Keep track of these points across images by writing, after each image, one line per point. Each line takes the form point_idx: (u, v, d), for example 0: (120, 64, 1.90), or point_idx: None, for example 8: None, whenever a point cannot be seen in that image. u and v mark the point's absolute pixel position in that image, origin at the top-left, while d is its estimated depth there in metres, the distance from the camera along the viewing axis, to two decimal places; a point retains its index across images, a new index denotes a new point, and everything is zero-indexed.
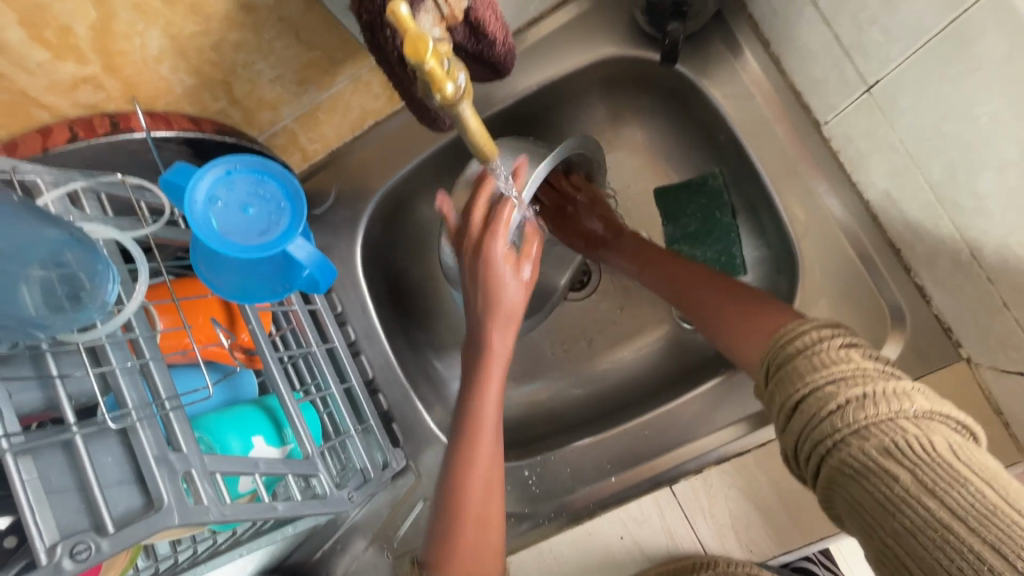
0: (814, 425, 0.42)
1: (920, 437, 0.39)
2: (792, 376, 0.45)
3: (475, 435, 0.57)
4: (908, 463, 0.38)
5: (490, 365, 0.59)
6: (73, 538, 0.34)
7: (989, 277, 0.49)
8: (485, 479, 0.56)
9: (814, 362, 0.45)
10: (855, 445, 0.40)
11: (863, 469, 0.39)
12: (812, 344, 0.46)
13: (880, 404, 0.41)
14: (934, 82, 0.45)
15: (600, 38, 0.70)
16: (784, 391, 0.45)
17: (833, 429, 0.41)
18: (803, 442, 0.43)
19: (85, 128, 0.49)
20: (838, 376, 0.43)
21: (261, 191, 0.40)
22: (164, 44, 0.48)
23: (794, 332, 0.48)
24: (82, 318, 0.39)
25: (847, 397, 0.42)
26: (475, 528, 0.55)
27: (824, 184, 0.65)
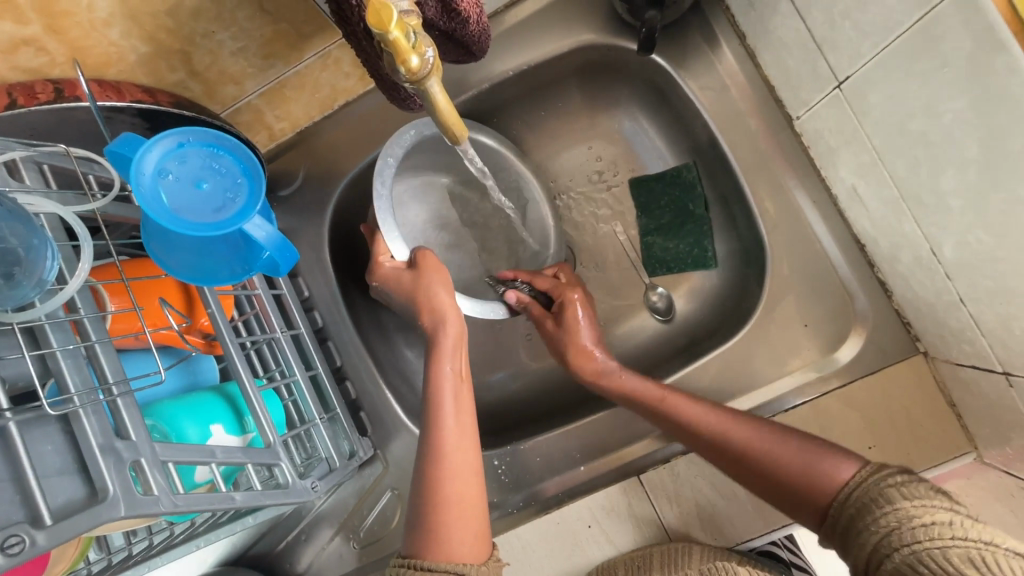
0: (882, 542, 0.46)
1: (1008, 564, 0.42)
2: (872, 507, 0.48)
3: (438, 408, 0.57)
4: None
5: (442, 342, 0.60)
6: (6, 531, 0.33)
7: (947, 273, 0.51)
8: (454, 438, 0.57)
9: (893, 494, 0.48)
10: (937, 553, 0.43)
11: (938, 572, 0.43)
12: (897, 482, 0.49)
13: (964, 534, 0.44)
14: (901, 78, 0.45)
15: (579, 23, 0.69)
16: (864, 522, 0.48)
17: (911, 542, 0.45)
18: (873, 552, 0.47)
19: (24, 94, 0.45)
20: (917, 502, 0.47)
21: (216, 166, 0.37)
22: (113, 7, 0.45)
23: (878, 477, 0.50)
24: (16, 296, 0.37)
25: (925, 520, 0.45)
26: (460, 484, 0.55)
27: (794, 178, 0.66)
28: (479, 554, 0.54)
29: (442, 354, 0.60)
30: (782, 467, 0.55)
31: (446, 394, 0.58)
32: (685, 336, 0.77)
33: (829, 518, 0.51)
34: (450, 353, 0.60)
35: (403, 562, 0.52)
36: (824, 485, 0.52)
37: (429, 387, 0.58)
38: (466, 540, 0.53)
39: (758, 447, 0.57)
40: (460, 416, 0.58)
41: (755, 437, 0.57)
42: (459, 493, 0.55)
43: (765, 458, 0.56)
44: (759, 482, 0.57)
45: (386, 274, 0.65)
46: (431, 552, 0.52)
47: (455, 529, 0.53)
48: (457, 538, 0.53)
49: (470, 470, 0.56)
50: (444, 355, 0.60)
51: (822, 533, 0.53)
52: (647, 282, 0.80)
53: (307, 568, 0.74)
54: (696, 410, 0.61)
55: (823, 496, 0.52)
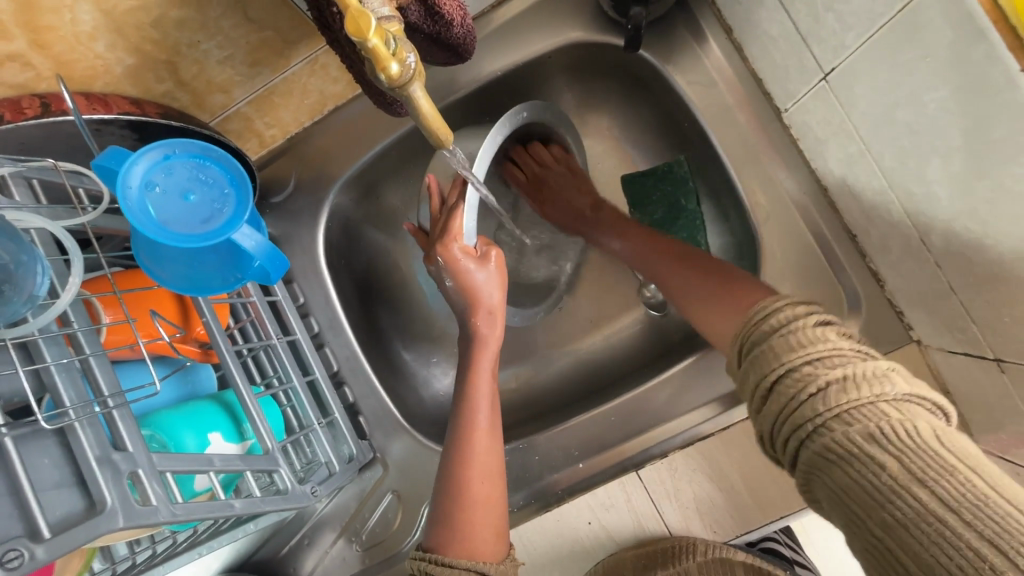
0: (790, 408, 0.41)
1: (903, 421, 0.38)
2: (777, 347, 0.44)
3: (473, 408, 0.58)
4: (897, 449, 0.37)
5: (481, 345, 0.62)
6: (5, 546, 0.34)
7: (936, 262, 0.51)
8: (487, 440, 0.58)
9: (791, 342, 0.43)
10: (838, 429, 0.39)
11: (846, 456, 0.38)
12: (792, 317, 0.45)
13: (862, 387, 0.39)
14: (885, 69, 0.45)
15: (565, 22, 0.69)
16: (763, 369, 0.44)
17: (814, 411, 0.40)
18: (787, 425, 0.42)
19: (11, 109, 0.45)
20: (818, 356, 0.41)
21: (203, 177, 0.37)
22: (97, 20, 0.45)
23: (769, 310, 0.47)
24: (8, 313, 0.37)
25: (823, 381, 0.40)
26: (485, 483, 0.56)
27: (784, 171, 0.66)
28: (496, 551, 0.54)
29: (481, 353, 0.62)
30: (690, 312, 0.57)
31: (480, 393, 0.59)
32: (681, 330, 0.77)
33: (735, 347, 0.49)
34: (490, 351, 0.62)
35: (424, 557, 0.53)
36: (718, 336, 0.54)
37: (464, 384, 0.60)
38: (489, 538, 0.54)
39: (683, 277, 0.60)
40: (492, 417, 0.59)
41: (693, 270, 0.60)
42: (484, 493, 0.55)
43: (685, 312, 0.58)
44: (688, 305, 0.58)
45: (458, 266, 0.61)
46: (453, 549, 0.53)
47: (478, 527, 0.54)
48: (476, 535, 0.53)
49: (494, 467, 0.57)
50: (482, 353, 0.62)
51: (732, 369, 0.50)
52: (642, 277, 0.80)
53: (312, 572, 0.74)
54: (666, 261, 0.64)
55: (724, 342, 0.52)
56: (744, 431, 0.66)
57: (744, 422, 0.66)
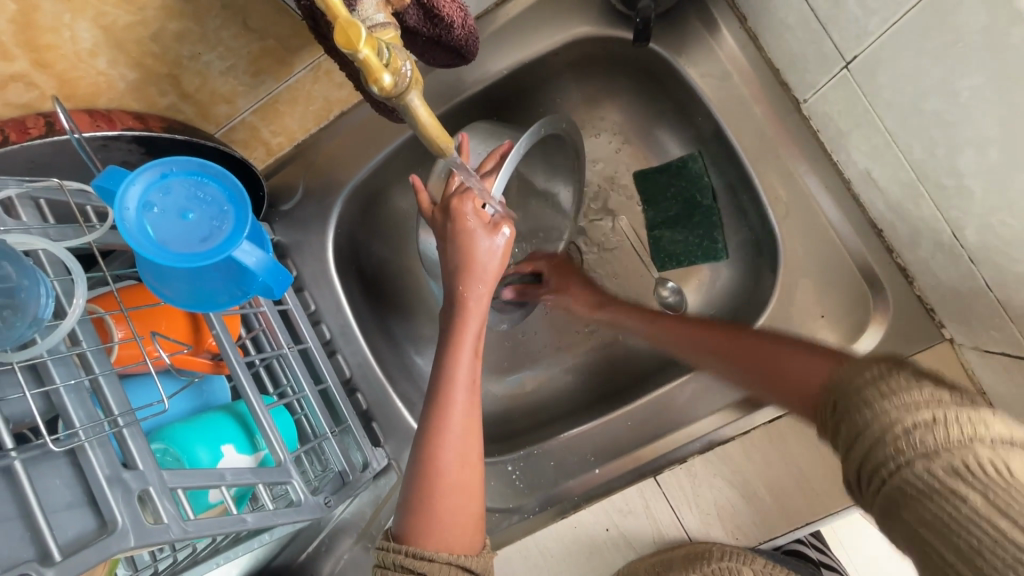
0: (872, 450, 0.39)
1: (995, 460, 0.35)
2: (863, 406, 0.41)
3: (450, 390, 0.54)
4: (979, 485, 0.34)
5: (465, 320, 0.58)
6: (15, 570, 0.33)
7: (971, 258, 0.48)
8: (462, 423, 0.54)
9: (881, 391, 0.40)
10: (919, 467, 0.36)
11: (926, 491, 0.35)
12: (877, 375, 0.42)
13: (952, 428, 0.37)
14: (911, 55, 0.42)
15: (571, 17, 0.67)
16: (854, 418, 0.41)
17: (896, 454, 0.37)
18: (863, 468, 0.40)
19: (16, 129, 0.45)
20: (909, 402, 0.39)
21: (201, 195, 0.37)
22: (97, 37, 0.45)
23: (863, 366, 0.44)
24: (14, 335, 0.37)
25: (917, 420, 0.38)
26: (462, 469, 0.53)
27: (804, 164, 0.63)
28: (473, 544, 0.53)
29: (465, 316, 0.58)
30: (763, 358, 0.57)
31: (461, 368, 0.55)
32: None
33: (826, 403, 0.46)
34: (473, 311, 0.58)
35: (399, 549, 0.51)
36: (797, 379, 0.52)
37: (444, 358, 0.56)
38: (466, 531, 0.52)
39: (752, 342, 0.60)
40: (472, 394, 0.55)
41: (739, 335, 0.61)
42: (462, 479, 0.53)
43: (773, 364, 0.56)
44: (764, 382, 0.57)
45: (465, 225, 0.59)
46: (430, 543, 0.50)
47: (453, 518, 0.52)
48: (451, 528, 0.51)
49: (472, 454, 0.54)
50: (467, 317, 0.58)
51: (823, 432, 0.46)
52: (657, 276, 0.78)
53: None
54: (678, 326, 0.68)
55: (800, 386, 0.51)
56: (766, 434, 0.64)
57: (766, 426, 0.64)
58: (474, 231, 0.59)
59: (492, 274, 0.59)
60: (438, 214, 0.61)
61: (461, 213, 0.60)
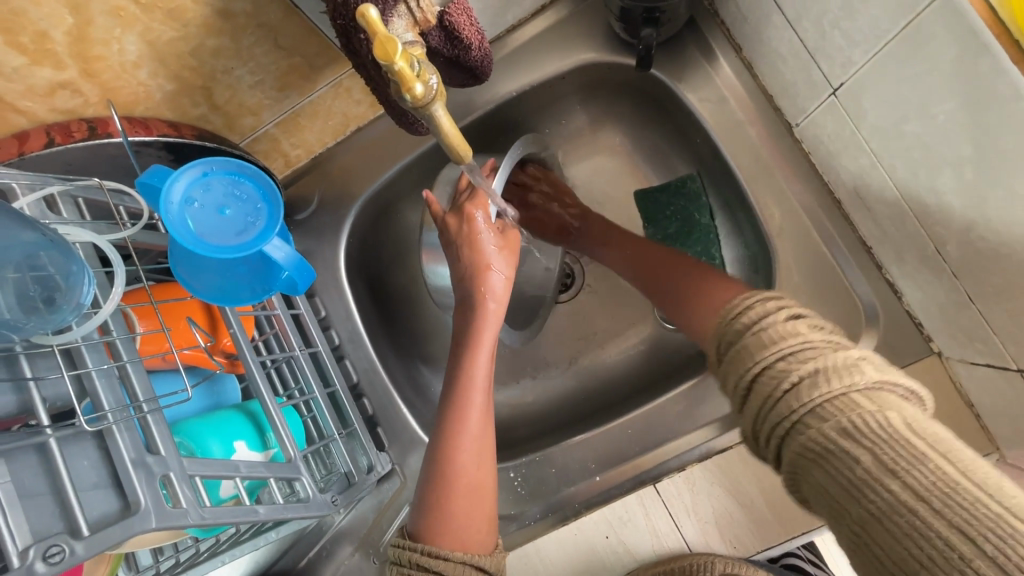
0: (769, 406, 0.42)
1: (875, 413, 0.38)
2: (759, 346, 0.44)
3: (468, 392, 0.57)
4: (867, 443, 0.37)
5: (481, 322, 0.60)
6: (46, 541, 0.34)
7: (953, 271, 0.51)
8: (479, 427, 0.56)
9: (763, 340, 0.44)
10: (817, 427, 0.39)
11: (823, 451, 0.38)
12: (756, 318, 0.46)
13: (834, 380, 0.40)
14: (892, 83, 0.46)
15: (578, 43, 0.72)
16: (740, 368, 0.45)
17: (790, 409, 0.41)
18: (764, 423, 0.43)
19: (62, 133, 0.49)
20: (789, 351, 0.42)
21: (238, 193, 0.40)
22: (142, 50, 0.49)
23: (748, 301, 0.48)
24: (55, 320, 0.39)
25: (800, 373, 0.41)
26: (477, 466, 0.55)
27: (797, 184, 0.67)
28: (486, 543, 0.54)
29: (485, 319, 0.60)
30: (670, 261, 0.64)
31: (477, 371, 0.58)
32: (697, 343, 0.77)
33: (715, 343, 0.50)
34: (494, 317, 0.61)
35: (414, 546, 0.52)
36: (709, 304, 0.54)
37: (462, 363, 0.58)
38: (481, 529, 0.54)
39: (675, 262, 0.65)
40: (486, 397, 0.58)
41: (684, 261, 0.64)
42: (476, 479, 0.55)
43: (677, 277, 0.62)
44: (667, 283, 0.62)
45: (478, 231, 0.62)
46: (446, 542, 0.52)
47: (466, 517, 0.53)
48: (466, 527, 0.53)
49: (485, 446, 0.57)
50: (484, 328, 0.60)
51: (711, 366, 0.51)
52: None
53: None
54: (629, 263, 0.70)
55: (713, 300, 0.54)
56: None
57: None
58: (488, 237, 0.62)
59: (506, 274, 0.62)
60: (453, 219, 0.64)
61: (476, 218, 0.63)
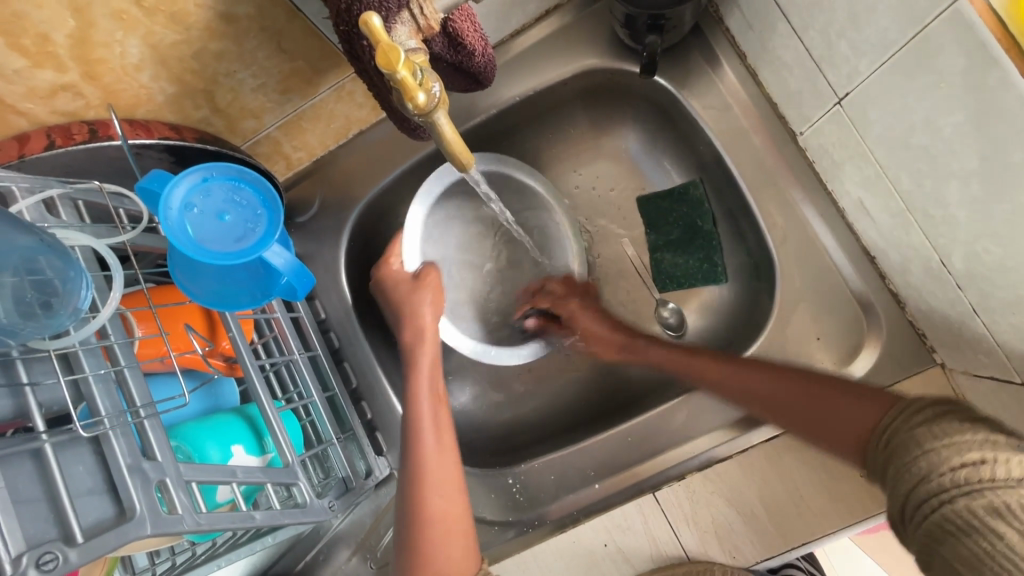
0: (913, 487, 0.41)
1: None
2: (911, 445, 0.42)
3: (420, 425, 0.58)
4: (1020, 529, 0.36)
5: (416, 369, 0.63)
6: (41, 548, 0.34)
7: (958, 283, 0.50)
8: (437, 457, 0.57)
9: (921, 438, 0.42)
10: (961, 505, 0.38)
11: (966, 528, 0.38)
12: (929, 418, 0.43)
13: (998, 467, 0.38)
14: (898, 94, 0.46)
15: (582, 49, 0.71)
16: (898, 460, 0.43)
17: (941, 487, 0.39)
18: (904, 502, 0.42)
19: (62, 135, 0.49)
20: (942, 439, 0.41)
21: (238, 199, 0.39)
22: (144, 53, 0.48)
23: (910, 410, 0.45)
24: (53, 325, 0.39)
25: (960, 463, 0.39)
26: (444, 499, 0.55)
27: (800, 193, 0.66)
28: (470, 568, 0.53)
29: (418, 372, 0.62)
30: (798, 398, 0.57)
31: (424, 406, 0.60)
32: (699, 351, 0.77)
33: (866, 454, 0.48)
34: (427, 370, 0.63)
35: None
36: (850, 426, 0.50)
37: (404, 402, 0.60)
38: (462, 557, 0.53)
39: (802, 386, 0.57)
40: (441, 432, 0.59)
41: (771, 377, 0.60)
42: (445, 510, 0.54)
43: (769, 394, 0.60)
44: (804, 426, 0.56)
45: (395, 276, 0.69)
46: None
47: (444, 546, 0.53)
48: (439, 554, 0.53)
49: (451, 480, 0.56)
50: (417, 370, 0.62)
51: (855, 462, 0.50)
52: (658, 297, 0.81)
53: None
54: (712, 369, 0.65)
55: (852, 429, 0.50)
56: (763, 454, 0.65)
57: (762, 445, 0.66)
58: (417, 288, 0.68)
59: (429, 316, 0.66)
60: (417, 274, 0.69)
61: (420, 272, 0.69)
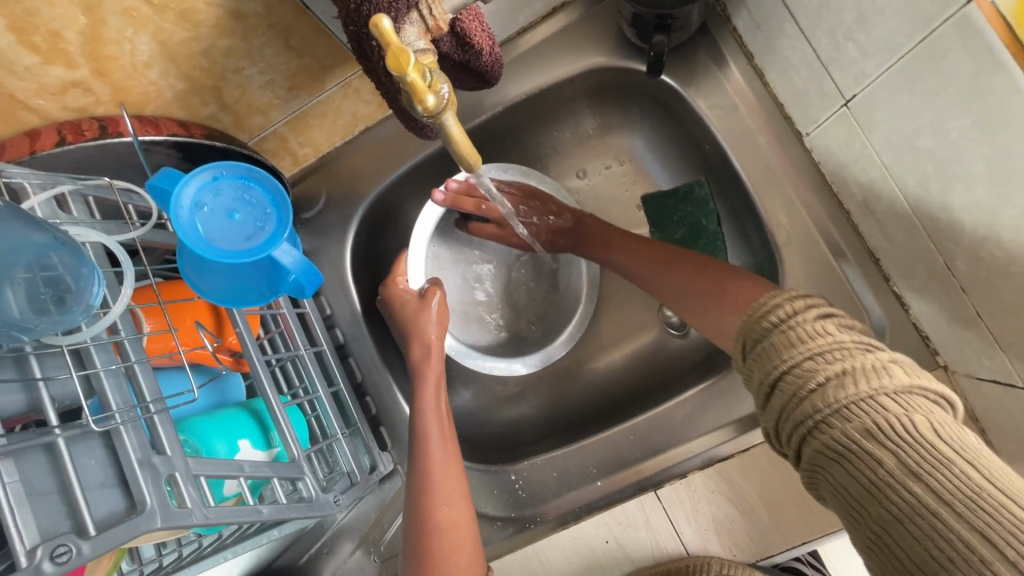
0: (792, 405, 0.42)
1: (904, 417, 0.37)
2: (777, 350, 0.44)
3: (426, 432, 0.60)
4: (890, 444, 0.37)
5: (423, 378, 0.65)
6: (54, 541, 0.35)
7: (962, 286, 0.50)
8: (443, 459, 0.58)
9: (791, 338, 0.43)
10: (839, 426, 0.39)
11: (849, 452, 0.38)
12: (786, 318, 0.45)
13: (860, 382, 0.39)
14: (905, 98, 0.46)
15: (588, 47, 0.71)
16: (762, 368, 0.44)
17: (815, 408, 0.40)
18: (785, 421, 0.43)
19: (73, 132, 0.49)
20: (814, 352, 0.42)
21: (247, 197, 0.40)
22: (154, 50, 0.49)
23: (771, 306, 0.46)
24: (66, 321, 0.39)
25: (824, 376, 0.40)
26: (452, 507, 0.55)
27: (806, 194, 0.66)
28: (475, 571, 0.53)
29: (423, 393, 0.63)
30: (696, 274, 0.61)
31: (429, 413, 0.61)
32: (702, 350, 0.77)
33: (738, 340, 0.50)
34: (432, 390, 0.64)
35: None
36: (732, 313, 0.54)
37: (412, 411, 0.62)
38: (469, 558, 0.54)
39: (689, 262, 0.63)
40: (444, 437, 0.60)
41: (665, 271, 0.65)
42: (450, 516, 0.55)
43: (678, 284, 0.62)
44: (699, 288, 0.59)
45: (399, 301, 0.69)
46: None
47: (449, 551, 0.53)
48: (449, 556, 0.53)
49: (455, 487, 0.57)
50: (425, 378, 0.65)
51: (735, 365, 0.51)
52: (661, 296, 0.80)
53: None
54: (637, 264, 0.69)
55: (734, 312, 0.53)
56: (765, 453, 0.65)
57: (764, 445, 0.66)
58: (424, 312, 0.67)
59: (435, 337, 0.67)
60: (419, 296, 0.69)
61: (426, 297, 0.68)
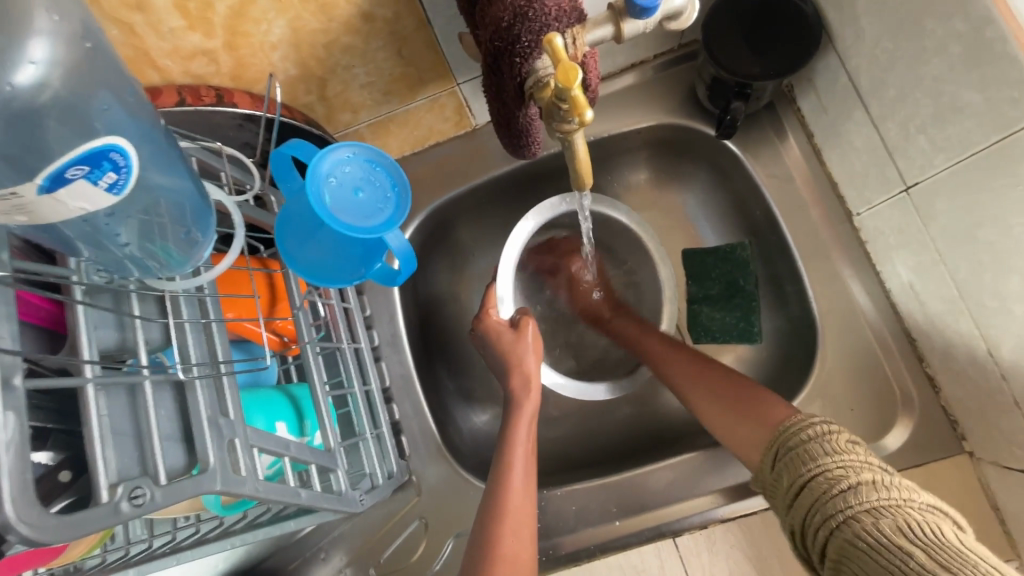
0: (821, 502, 0.46)
1: (927, 522, 0.42)
2: (807, 454, 0.50)
3: (511, 459, 0.58)
4: (918, 541, 0.41)
5: (521, 405, 0.63)
6: (132, 482, 0.34)
7: (1002, 374, 0.54)
8: (523, 482, 0.56)
9: (820, 449, 0.49)
10: (867, 522, 0.43)
11: (875, 545, 0.42)
12: (819, 433, 0.50)
13: (889, 490, 0.45)
14: (974, 191, 0.50)
15: (659, 103, 0.76)
16: (793, 472, 0.50)
17: (846, 505, 0.45)
18: (812, 515, 0.47)
19: (193, 95, 0.51)
20: (844, 460, 0.48)
21: (372, 178, 0.42)
22: (285, 34, 0.51)
23: (802, 423, 0.53)
24: (174, 268, 0.41)
25: (855, 480, 0.46)
26: (515, 538, 0.52)
27: (850, 269, 0.70)
28: None
29: (517, 424, 0.62)
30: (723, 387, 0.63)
31: (519, 444, 0.60)
32: None
33: (768, 451, 0.54)
34: (526, 421, 0.62)
35: None
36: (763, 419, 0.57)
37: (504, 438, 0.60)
38: None
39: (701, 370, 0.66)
40: (528, 465, 0.58)
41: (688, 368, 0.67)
42: (514, 549, 0.51)
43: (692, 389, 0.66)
44: (726, 401, 0.61)
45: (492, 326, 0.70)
46: None
47: None
48: None
49: (525, 521, 0.54)
50: (523, 406, 0.63)
51: (762, 483, 0.55)
52: (691, 347, 0.82)
53: None
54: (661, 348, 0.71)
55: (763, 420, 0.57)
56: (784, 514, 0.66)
57: None
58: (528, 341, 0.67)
59: (533, 359, 0.67)
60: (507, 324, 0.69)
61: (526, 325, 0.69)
